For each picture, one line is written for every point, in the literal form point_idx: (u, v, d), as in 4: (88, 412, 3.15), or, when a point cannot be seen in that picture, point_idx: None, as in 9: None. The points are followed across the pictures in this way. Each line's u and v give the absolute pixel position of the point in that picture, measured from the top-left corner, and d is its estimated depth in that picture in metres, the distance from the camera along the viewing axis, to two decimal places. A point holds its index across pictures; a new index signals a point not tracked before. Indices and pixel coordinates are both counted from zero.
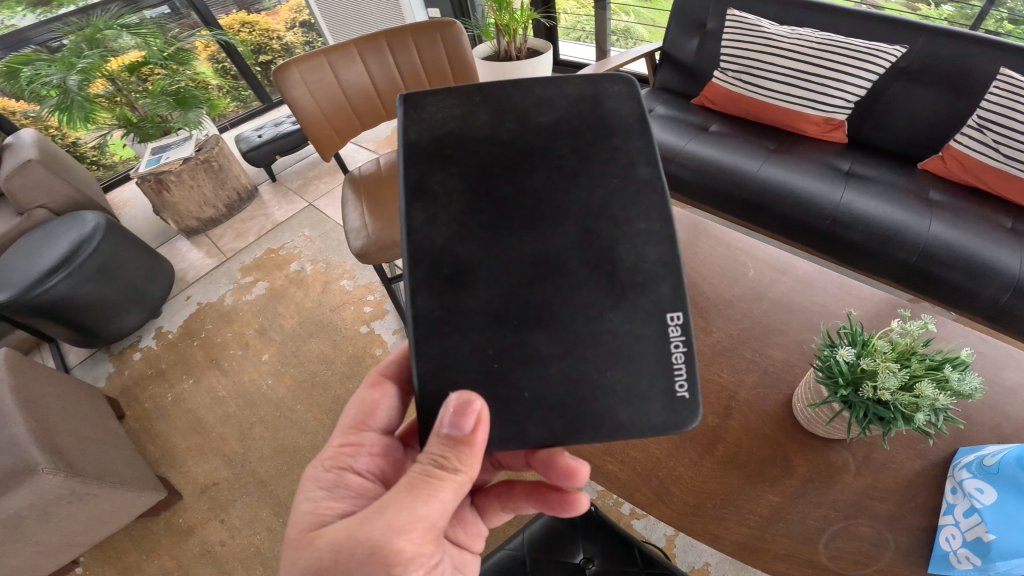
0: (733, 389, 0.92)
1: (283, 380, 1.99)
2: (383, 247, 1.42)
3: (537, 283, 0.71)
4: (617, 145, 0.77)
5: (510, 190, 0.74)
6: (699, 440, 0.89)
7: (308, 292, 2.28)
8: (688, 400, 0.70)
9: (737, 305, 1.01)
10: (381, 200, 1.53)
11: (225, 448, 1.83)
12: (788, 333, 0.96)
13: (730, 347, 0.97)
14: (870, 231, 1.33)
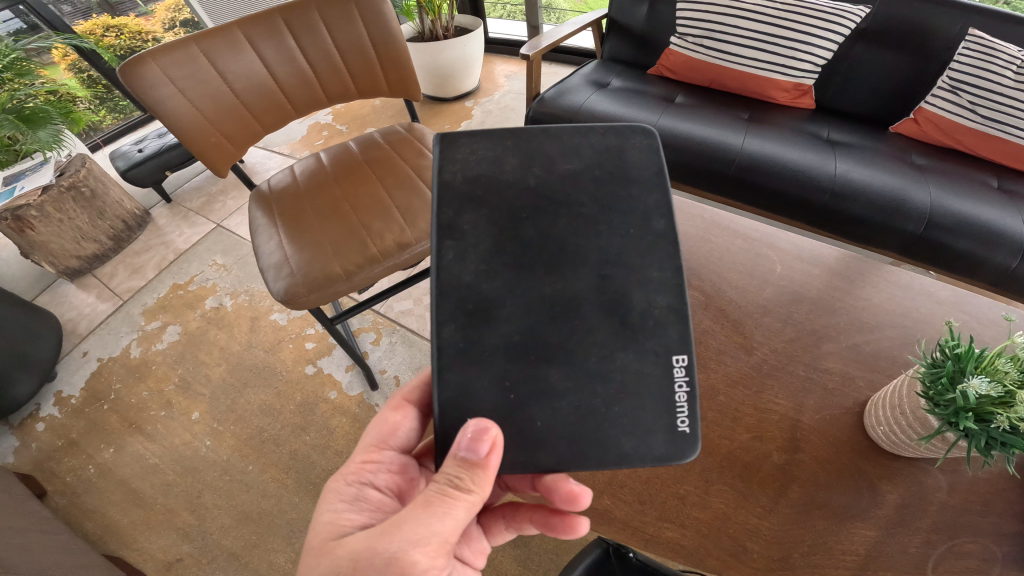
0: (791, 414, 0.79)
1: (222, 442, 1.68)
2: (312, 287, 1.02)
3: (557, 322, 0.67)
4: (636, 197, 0.72)
5: (534, 237, 0.70)
6: (771, 484, 0.73)
7: (231, 334, 1.95)
8: (689, 431, 0.65)
9: (782, 310, 0.90)
10: (308, 220, 1.14)
11: (176, 521, 1.54)
12: (839, 337, 0.86)
13: (776, 365, 0.84)
14: (870, 201, 1.36)
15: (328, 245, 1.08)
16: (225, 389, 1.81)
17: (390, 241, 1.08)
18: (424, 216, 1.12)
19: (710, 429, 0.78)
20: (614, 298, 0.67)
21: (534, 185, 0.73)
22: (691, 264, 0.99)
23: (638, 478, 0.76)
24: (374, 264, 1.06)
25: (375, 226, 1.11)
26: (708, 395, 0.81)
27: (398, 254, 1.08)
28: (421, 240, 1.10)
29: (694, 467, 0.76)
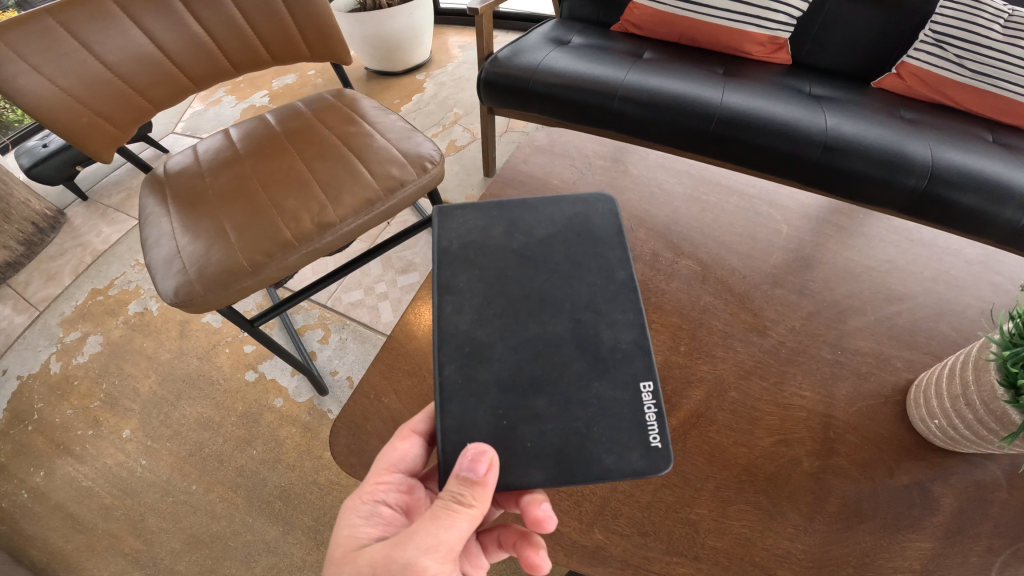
0: (820, 407, 0.63)
1: (159, 462, 1.41)
2: (210, 286, 0.83)
3: (541, 359, 0.57)
4: (605, 256, 0.65)
5: (517, 289, 0.62)
6: (805, 500, 0.56)
7: (159, 342, 1.66)
8: (659, 449, 0.53)
9: (796, 279, 0.76)
10: (213, 207, 0.93)
11: (122, 546, 1.29)
12: (865, 308, 0.73)
13: (796, 346, 0.68)
14: (866, 154, 1.24)
15: (231, 233, 0.88)
16: (159, 402, 1.52)
17: (307, 222, 0.89)
18: (349, 190, 0.92)
19: (719, 435, 0.60)
20: (582, 335, 0.58)
21: (517, 246, 0.66)
22: (682, 227, 0.82)
23: (627, 502, 0.56)
24: (287, 253, 0.87)
25: (289, 205, 0.91)
26: (715, 392, 0.64)
27: (317, 237, 0.88)
28: (347, 219, 0.91)
29: (704, 485, 0.57)
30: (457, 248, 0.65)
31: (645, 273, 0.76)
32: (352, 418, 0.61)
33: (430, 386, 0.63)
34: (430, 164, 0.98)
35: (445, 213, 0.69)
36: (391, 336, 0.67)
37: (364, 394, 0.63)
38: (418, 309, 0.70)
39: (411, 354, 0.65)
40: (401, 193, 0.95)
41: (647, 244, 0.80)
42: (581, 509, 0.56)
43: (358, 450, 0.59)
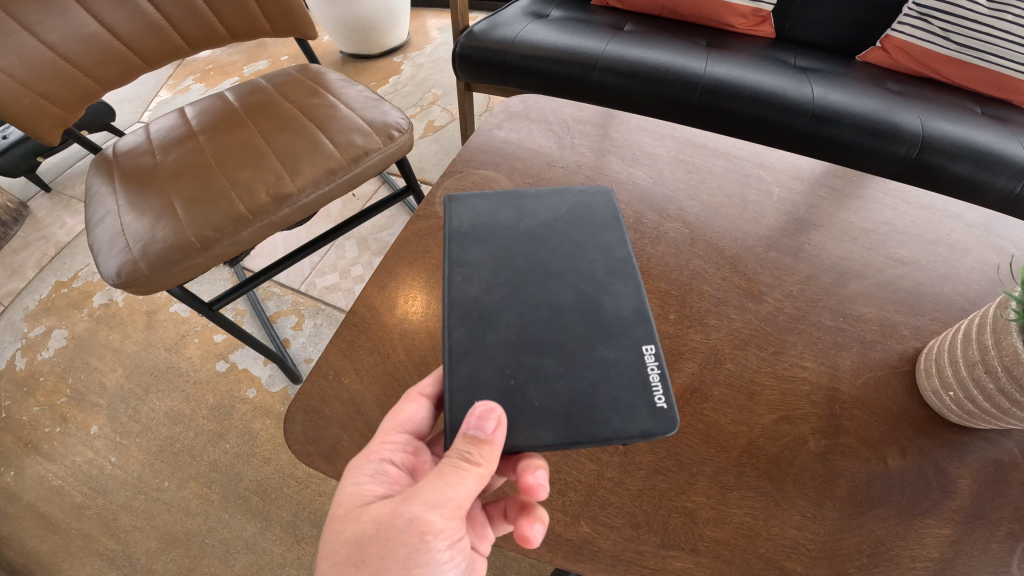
0: (824, 380, 0.56)
1: (128, 458, 1.29)
2: (155, 265, 0.75)
3: (549, 324, 0.52)
4: (606, 232, 0.60)
5: (524, 261, 0.57)
6: (812, 483, 0.50)
7: (126, 335, 1.51)
8: (667, 414, 0.47)
9: (790, 241, 0.69)
10: (162, 183, 0.85)
11: (98, 546, 1.18)
12: (865, 273, 0.67)
13: (793, 312, 0.61)
14: (859, 124, 1.18)
15: (178, 208, 0.80)
16: (127, 396, 1.39)
17: (262, 195, 0.81)
18: (308, 160, 0.85)
19: (715, 412, 0.54)
20: (585, 300, 0.53)
21: (522, 225, 0.60)
22: (669, 189, 0.75)
23: (613, 489, 0.49)
24: (240, 228, 0.79)
25: (243, 177, 0.83)
26: (709, 363, 0.57)
27: (273, 210, 0.81)
28: (306, 190, 0.84)
29: (702, 469, 0.50)
30: (467, 224, 0.60)
31: (629, 237, 0.68)
32: (308, 405, 0.54)
33: (392, 365, 0.56)
34: (397, 132, 0.91)
35: (456, 197, 0.63)
36: (349, 313, 0.60)
37: (319, 377, 0.56)
38: (379, 281, 0.62)
39: (371, 332, 0.58)
40: (366, 163, 0.88)
41: (632, 209, 0.72)
42: (562, 498, 0.49)
43: (315, 438, 0.52)
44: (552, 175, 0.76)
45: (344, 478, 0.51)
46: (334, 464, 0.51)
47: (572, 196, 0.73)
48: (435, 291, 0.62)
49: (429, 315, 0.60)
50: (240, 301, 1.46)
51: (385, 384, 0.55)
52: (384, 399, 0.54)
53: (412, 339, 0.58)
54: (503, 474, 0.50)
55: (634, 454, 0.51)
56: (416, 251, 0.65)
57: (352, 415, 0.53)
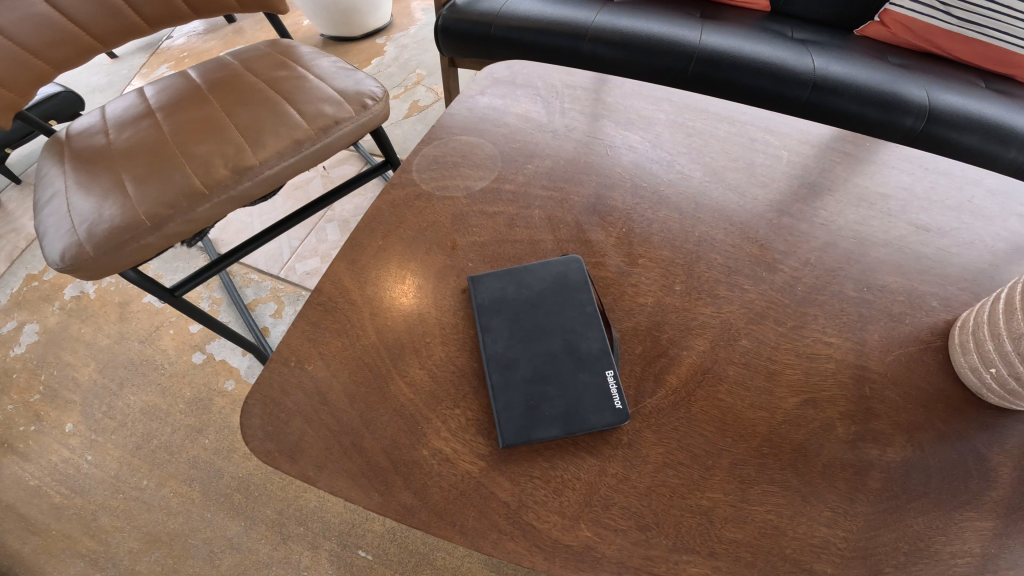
0: (851, 357, 0.50)
1: (105, 456, 1.17)
2: (103, 246, 0.68)
3: (531, 357, 0.45)
4: (555, 286, 0.49)
5: (489, 307, 0.48)
6: (841, 474, 0.44)
7: (97, 328, 1.37)
8: (623, 409, 0.43)
9: (805, 205, 0.62)
10: (112, 159, 0.77)
11: (78, 549, 1.07)
12: (887, 242, 0.60)
13: (814, 282, 0.54)
14: (865, 93, 1.12)
15: (128, 185, 0.72)
16: (101, 390, 1.26)
17: (220, 169, 0.74)
18: (272, 131, 0.77)
19: (731, 397, 0.47)
20: (574, 343, 0.46)
21: (537, 286, 0.49)
22: (667, 154, 0.67)
23: (617, 487, 0.43)
24: (196, 204, 0.72)
25: (199, 150, 0.75)
26: (721, 340, 0.50)
27: (232, 184, 0.74)
28: (270, 163, 0.76)
29: (717, 462, 0.44)
30: (485, 302, 0.49)
31: (628, 199, 0.60)
32: (268, 397, 0.48)
33: (362, 348, 0.49)
34: (371, 101, 0.83)
35: (476, 276, 0.51)
36: (313, 291, 0.52)
37: (280, 365, 0.49)
38: (346, 255, 0.55)
39: (337, 312, 0.51)
40: (336, 134, 0.80)
41: (627, 173, 0.64)
42: (558, 498, 0.43)
43: (276, 434, 0.46)
44: (536, 140, 0.68)
45: (308, 479, 0.44)
46: (296, 462, 0.44)
47: (560, 163, 0.65)
48: (409, 265, 0.54)
49: (404, 291, 0.52)
50: (216, 288, 1.38)
51: (354, 370, 0.48)
52: (353, 387, 0.47)
53: (384, 318, 0.51)
54: (490, 470, 0.44)
55: (640, 444, 0.45)
56: (388, 221, 0.58)
57: (318, 406, 0.47)
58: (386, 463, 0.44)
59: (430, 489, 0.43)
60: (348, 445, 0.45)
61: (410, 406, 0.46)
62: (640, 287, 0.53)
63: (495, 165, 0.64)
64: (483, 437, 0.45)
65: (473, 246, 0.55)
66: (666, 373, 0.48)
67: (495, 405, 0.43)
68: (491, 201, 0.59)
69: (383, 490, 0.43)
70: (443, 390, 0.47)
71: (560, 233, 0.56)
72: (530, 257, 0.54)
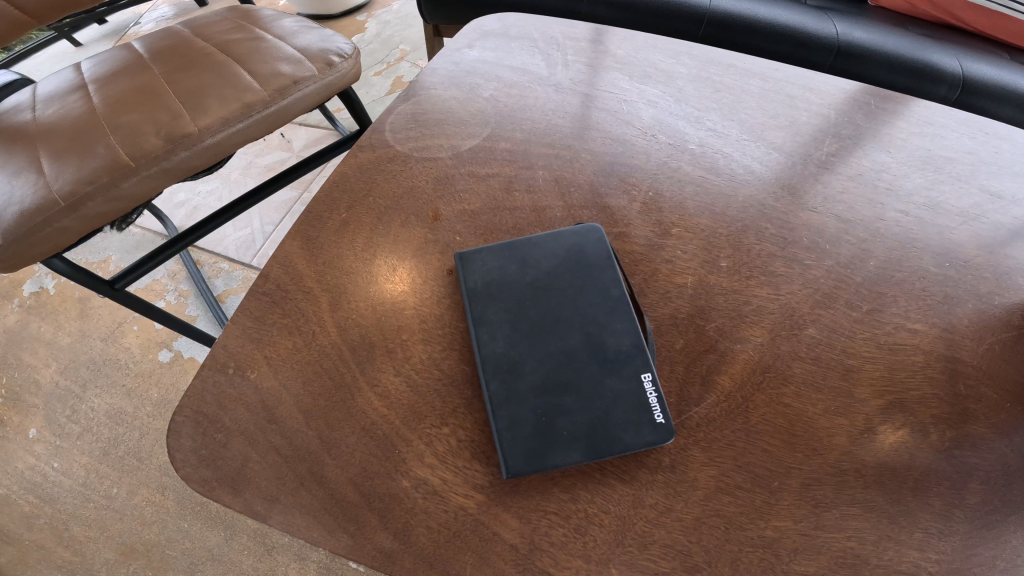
0: (941, 348, 0.40)
1: (73, 465, 0.94)
2: (10, 234, 0.56)
3: (543, 356, 0.35)
4: (571, 264, 0.39)
5: (486, 291, 0.38)
6: (935, 489, 0.34)
7: (57, 327, 1.11)
8: (665, 424, 0.33)
9: (853, 168, 0.51)
10: (27, 130, 0.64)
11: (50, 563, 0.86)
12: (967, 212, 0.48)
13: (885, 255, 0.44)
14: (894, 58, 0.93)
15: (42, 161, 0.60)
16: (64, 393, 1.02)
17: (151, 138, 0.61)
18: (216, 93, 0.64)
19: (800, 402, 0.37)
20: (597, 337, 0.35)
21: (545, 265, 0.39)
22: (695, 110, 0.54)
23: (656, 521, 0.33)
24: (120, 180, 0.60)
25: (127, 119, 0.62)
26: (783, 329, 0.40)
27: (164, 155, 0.61)
28: (212, 129, 0.63)
29: (784, 482, 0.34)
30: (477, 287, 0.38)
31: (654, 156, 0.49)
32: (202, 413, 0.37)
33: (319, 350, 0.38)
34: (338, 59, 0.70)
35: (464, 253, 0.40)
36: (258, 277, 0.41)
37: (216, 373, 0.38)
38: (301, 232, 0.44)
39: (288, 304, 0.40)
40: (294, 96, 0.67)
41: (646, 132, 0.51)
42: (582, 541, 0.32)
43: (213, 459, 0.35)
44: (532, 95, 0.55)
45: (257, 516, 0.34)
46: (240, 495, 0.34)
47: (568, 120, 0.52)
48: (380, 243, 0.43)
49: (372, 275, 0.42)
50: (183, 281, 1.08)
51: (310, 377, 0.37)
52: (309, 400, 0.37)
53: (349, 311, 0.40)
54: (491, 505, 0.33)
55: (686, 465, 0.34)
56: (354, 189, 0.46)
57: (266, 425, 0.36)
58: (355, 496, 0.34)
59: (415, 531, 0.33)
60: (306, 474, 0.35)
61: (383, 423, 0.36)
62: (676, 263, 0.43)
63: (480, 125, 0.51)
64: (480, 461, 0.34)
65: (461, 216, 0.45)
66: (717, 372, 0.38)
67: (495, 422, 0.33)
68: (484, 161, 0.48)
69: (353, 530, 0.33)
70: (426, 402, 0.36)
71: (570, 198, 0.46)
72: (536, 228, 0.44)
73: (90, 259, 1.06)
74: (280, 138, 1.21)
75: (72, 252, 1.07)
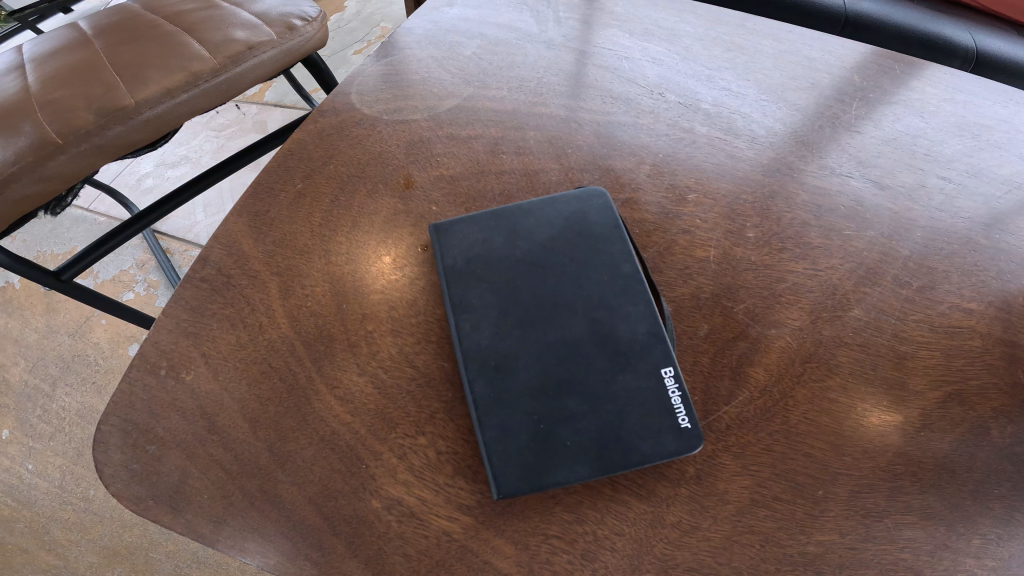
0: (1000, 331, 0.34)
1: (49, 466, 0.78)
2: None
3: (540, 349, 0.29)
4: (574, 238, 0.32)
5: (473, 271, 0.31)
6: (996, 491, 0.29)
7: (22, 323, 0.91)
8: (691, 430, 0.27)
9: (883, 131, 0.42)
10: None
11: (33, 570, 0.72)
12: (1012, 180, 0.40)
13: (932, 222, 0.38)
14: (905, 29, 0.74)
15: None
16: (34, 392, 0.84)
17: (81, 113, 0.54)
18: (158, 62, 0.57)
19: (848, 397, 0.31)
20: (605, 324, 0.29)
21: (539, 238, 0.32)
22: (704, 68, 0.46)
23: (678, 542, 0.27)
24: (48, 158, 0.53)
25: (56, 93, 0.55)
26: (824, 312, 0.34)
27: (97, 131, 0.54)
28: (153, 102, 0.56)
29: (830, 491, 0.29)
30: (457, 266, 0.32)
31: (663, 113, 0.43)
32: (131, 422, 0.30)
33: (269, 345, 0.32)
34: (301, 23, 0.62)
35: (441, 224, 0.33)
36: (196, 262, 0.35)
37: (146, 375, 0.32)
38: (249, 207, 0.37)
39: (232, 291, 0.34)
40: (249, 64, 0.60)
41: (653, 91, 0.44)
42: (590, 569, 0.27)
43: (146, 474, 0.29)
44: (520, 53, 0.46)
45: (200, 541, 0.28)
46: (175, 522, 0.28)
47: (562, 77, 0.45)
48: (341, 219, 0.37)
49: (333, 257, 0.35)
50: (153, 271, 0.95)
51: (259, 378, 0.31)
52: (256, 406, 0.30)
53: (306, 299, 0.34)
54: (480, 527, 0.27)
55: (714, 475, 0.29)
56: (313, 156, 0.40)
57: (206, 434, 0.30)
58: (316, 519, 0.28)
59: (389, 560, 0.27)
60: (257, 492, 0.28)
61: (346, 432, 0.30)
62: (694, 233, 0.37)
63: (460, 83, 0.44)
64: (464, 477, 0.28)
65: (437, 182, 0.38)
66: (748, 363, 0.32)
67: (483, 430, 0.27)
68: (465, 122, 0.42)
69: (313, 562, 0.27)
70: (398, 406, 0.30)
71: (567, 160, 0.39)
72: (527, 194, 0.38)
73: (55, 250, 0.97)
74: (253, 120, 1.09)
75: (35, 243, 0.98)
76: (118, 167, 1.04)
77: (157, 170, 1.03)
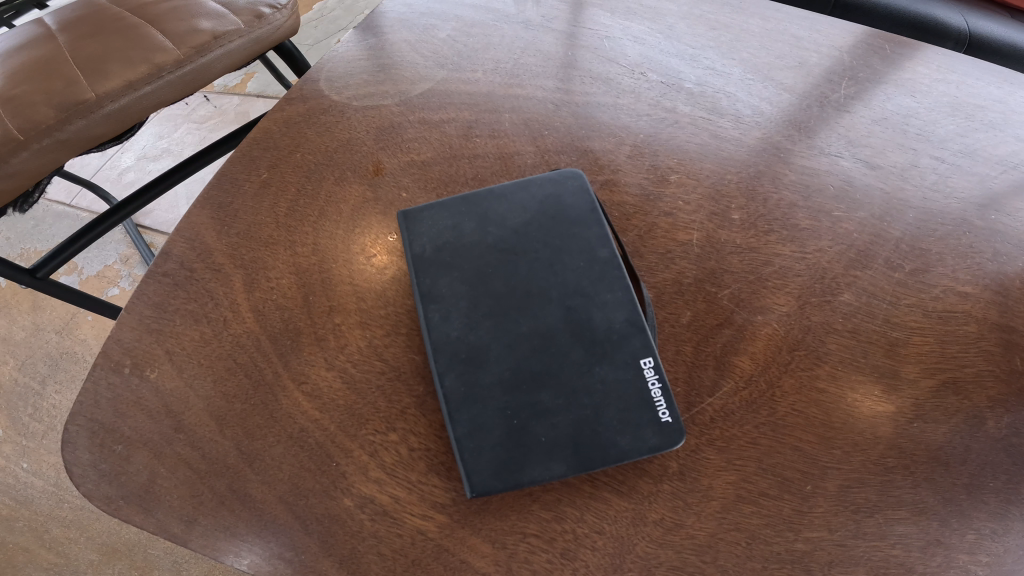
0: (996, 316, 0.32)
1: (44, 465, 0.76)
2: None
3: (516, 340, 0.28)
4: (550, 224, 0.31)
5: (445, 259, 0.30)
6: (991, 484, 0.28)
7: (8, 322, 0.88)
8: (672, 424, 0.26)
9: (874, 112, 0.40)
10: None
11: (35, 569, 0.70)
12: (1007, 160, 0.38)
13: (925, 203, 0.36)
14: (894, 9, 0.73)
15: None
16: (24, 391, 0.81)
17: (40, 108, 0.52)
18: (119, 54, 0.55)
19: (836, 386, 0.30)
20: (580, 312, 0.28)
21: (512, 223, 0.31)
22: (687, 48, 0.44)
23: (661, 540, 0.26)
24: (14, 153, 0.51)
25: (15, 88, 0.53)
26: (814, 297, 0.33)
27: (58, 126, 0.52)
28: (114, 94, 0.54)
29: (818, 486, 0.27)
30: (426, 254, 0.30)
31: (645, 93, 0.41)
32: (97, 421, 0.29)
33: (234, 341, 0.31)
34: (269, 10, 0.60)
35: (409, 211, 0.32)
36: (157, 256, 0.34)
37: (108, 373, 0.30)
38: (213, 198, 0.36)
39: (195, 285, 0.33)
40: (215, 54, 0.58)
41: (634, 70, 0.42)
42: (570, 569, 0.26)
43: (114, 475, 0.28)
44: (496, 34, 0.44)
45: (171, 541, 0.27)
46: (140, 522, 0.27)
47: (541, 58, 0.43)
48: (308, 209, 0.35)
49: (298, 248, 0.34)
50: (137, 266, 0.92)
51: (224, 375, 0.30)
52: (223, 404, 0.29)
53: (272, 292, 0.32)
54: (456, 526, 0.26)
55: (698, 471, 0.28)
56: (279, 144, 0.38)
57: (172, 433, 0.29)
58: (286, 519, 0.27)
59: (363, 561, 0.26)
60: (226, 491, 0.27)
61: (315, 429, 0.29)
62: (677, 216, 0.35)
63: (433, 66, 0.43)
64: (439, 474, 0.27)
65: (408, 168, 0.37)
66: (734, 352, 0.31)
67: (454, 426, 0.26)
68: (438, 106, 0.40)
69: (285, 565, 0.26)
70: (368, 402, 0.29)
71: (544, 142, 0.38)
72: (503, 177, 0.36)
73: (40, 249, 0.94)
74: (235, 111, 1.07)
75: (20, 241, 0.96)
76: (98, 161, 1.02)
77: (138, 163, 1.01)
